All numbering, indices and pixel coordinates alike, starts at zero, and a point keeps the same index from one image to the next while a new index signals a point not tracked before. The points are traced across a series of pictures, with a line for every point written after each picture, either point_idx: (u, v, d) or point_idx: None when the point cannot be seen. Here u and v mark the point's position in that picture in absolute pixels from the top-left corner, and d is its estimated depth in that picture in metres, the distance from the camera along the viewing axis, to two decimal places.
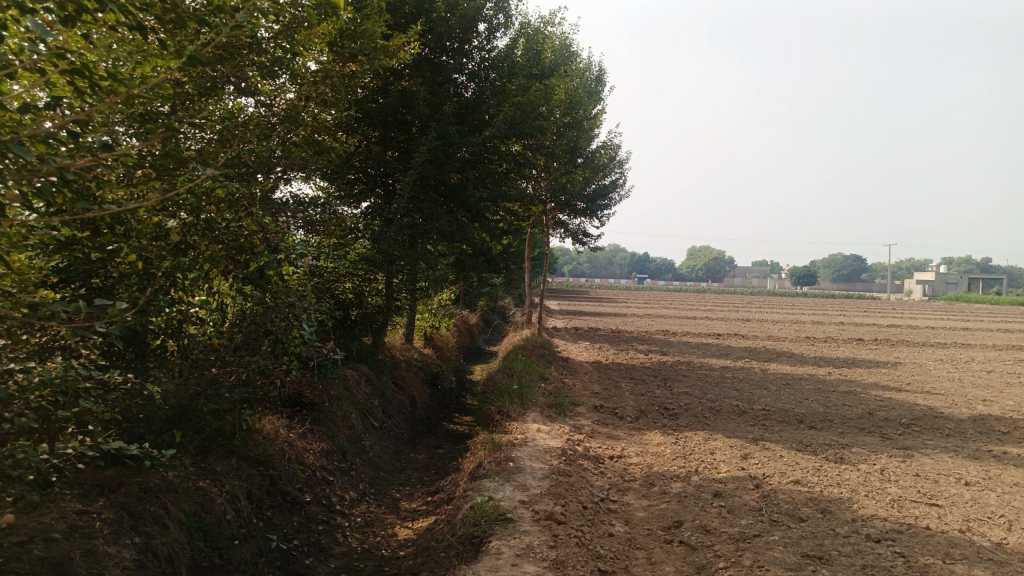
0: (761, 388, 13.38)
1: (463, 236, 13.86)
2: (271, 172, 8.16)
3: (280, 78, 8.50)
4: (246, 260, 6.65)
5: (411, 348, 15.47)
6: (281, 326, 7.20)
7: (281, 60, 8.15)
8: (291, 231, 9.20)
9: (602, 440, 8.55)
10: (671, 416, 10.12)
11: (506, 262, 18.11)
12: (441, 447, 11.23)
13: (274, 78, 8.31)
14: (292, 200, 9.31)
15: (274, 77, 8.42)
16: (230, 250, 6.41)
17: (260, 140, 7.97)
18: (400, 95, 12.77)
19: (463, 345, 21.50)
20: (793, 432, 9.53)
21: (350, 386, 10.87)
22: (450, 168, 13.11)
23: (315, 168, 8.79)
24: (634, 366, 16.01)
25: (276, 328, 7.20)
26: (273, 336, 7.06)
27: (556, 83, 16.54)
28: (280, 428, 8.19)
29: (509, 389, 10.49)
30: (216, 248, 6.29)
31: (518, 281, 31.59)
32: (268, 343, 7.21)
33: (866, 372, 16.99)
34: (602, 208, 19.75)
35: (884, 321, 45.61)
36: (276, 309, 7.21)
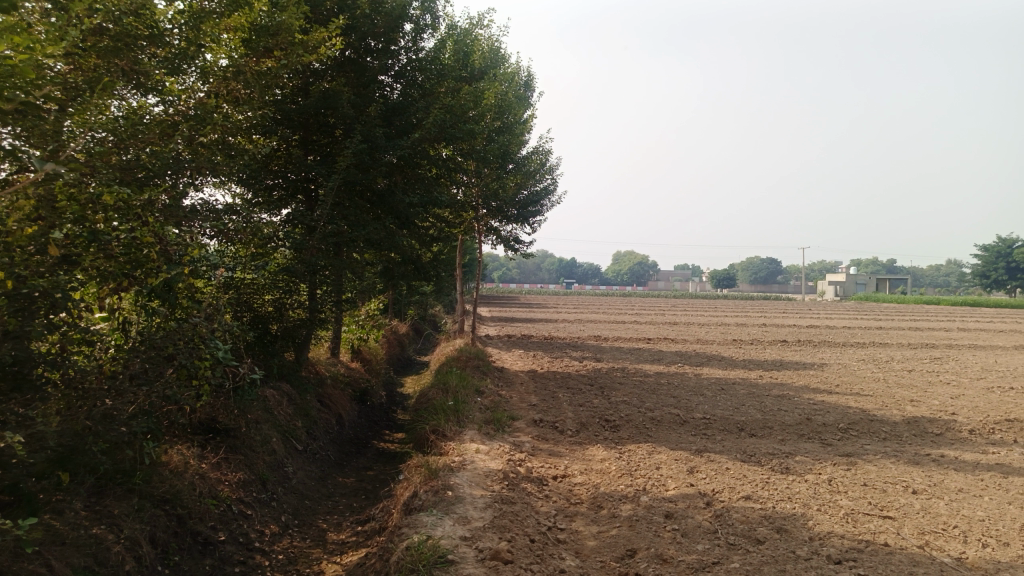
0: (698, 394, 13.23)
1: (391, 243, 13.21)
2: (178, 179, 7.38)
3: (185, 74, 7.72)
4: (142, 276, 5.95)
5: (337, 363, 14.66)
6: (185, 349, 6.50)
7: (188, 54, 7.45)
8: (202, 240, 8.46)
9: (543, 458, 8.10)
10: (612, 428, 9.76)
11: (436, 270, 17.50)
12: (370, 468, 10.55)
13: (179, 73, 7.54)
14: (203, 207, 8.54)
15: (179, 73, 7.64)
16: (122, 266, 5.85)
17: (163, 141, 7.22)
18: (322, 95, 12.00)
19: (392, 356, 20.71)
20: (736, 442, 9.31)
21: (270, 408, 10.07)
22: (377, 173, 12.45)
23: (228, 172, 8.04)
24: (570, 374, 15.66)
25: (180, 352, 6.49)
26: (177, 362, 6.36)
27: (485, 86, 16.08)
28: (190, 460, 7.39)
29: (444, 406, 9.93)
30: (103, 263, 5.70)
31: (448, 289, 30.88)
32: (172, 369, 6.51)
33: (796, 374, 17.17)
34: (533, 214, 19.38)
35: (803, 322, 47.01)
36: (180, 329, 6.55)
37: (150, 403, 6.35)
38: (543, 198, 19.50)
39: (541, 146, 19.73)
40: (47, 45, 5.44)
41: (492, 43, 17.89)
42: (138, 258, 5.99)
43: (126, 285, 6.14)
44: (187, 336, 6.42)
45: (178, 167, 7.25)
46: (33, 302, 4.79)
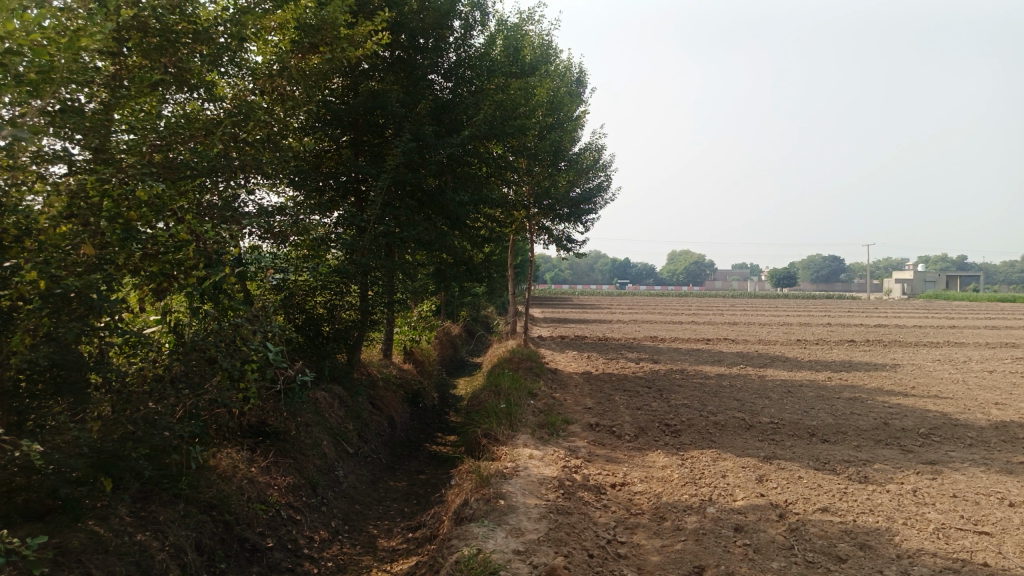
0: (762, 397, 12.58)
1: (442, 243, 12.98)
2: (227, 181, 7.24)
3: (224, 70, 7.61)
4: (182, 277, 5.78)
5: (390, 365, 14.53)
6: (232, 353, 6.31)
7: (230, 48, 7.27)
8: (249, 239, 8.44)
9: (601, 465, 7.70)
10: (673, 432, 9.29)
11: (488, 270, 17.22)
12: (423, 472, 10.31)
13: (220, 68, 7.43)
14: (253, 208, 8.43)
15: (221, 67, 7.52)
16: (167, 266, 5.63)
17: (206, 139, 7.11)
18: (372, 94, 11.87)
19: (445, 358, 20.55)
20: (806, 448, 8.72)
21: (321, 411, 9.92)
22: (427, 172, 12.24)
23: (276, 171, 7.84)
24: (626, 376, 15.16)
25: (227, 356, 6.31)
26: (221, 366, 6.14)
27: (536, 82, 15.73)
28: (239, 464, 7.25)
29: (496, 409, 9.61)
30: (145, 262, 5.50)
31: (501, 290, 30.64)
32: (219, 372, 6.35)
33: (867, 376, 16.27)
34: (587, 212, 18.89)
35: (870, 321, 45.15)
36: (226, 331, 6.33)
37: (196, 407, 6.20)
38: (596, 196, 19.04)
39: (594, 143, 19.28)
40: (84, 39, 5.30)
41: (543, 38, 17.56)
42: (184, 259, 5.74)
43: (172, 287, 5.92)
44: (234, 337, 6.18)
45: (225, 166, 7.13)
46: (67, 303, 4.60)
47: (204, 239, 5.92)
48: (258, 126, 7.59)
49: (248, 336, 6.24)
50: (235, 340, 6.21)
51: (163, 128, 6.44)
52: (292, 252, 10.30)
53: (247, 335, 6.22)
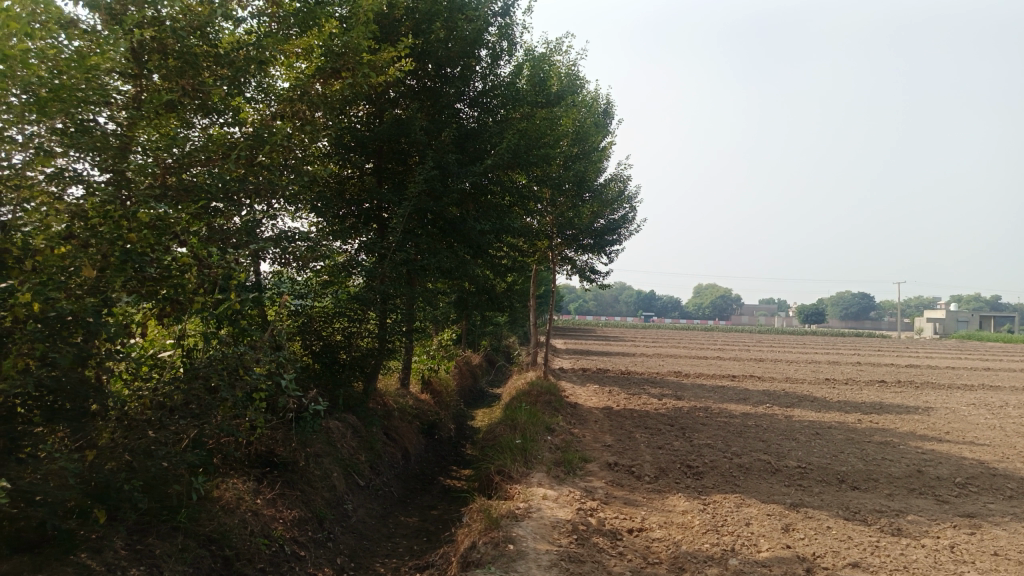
0: (789, 439, 12.13)
1: (462, 272, 12.82)
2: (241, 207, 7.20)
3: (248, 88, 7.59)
4: (188, 301, 5.67)
5: (407, 394, 14.31)
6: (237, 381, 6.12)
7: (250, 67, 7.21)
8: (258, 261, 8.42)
9: (618, 508, 7.37)
10: (694, 474, 8.92)
11: (510, 300, 17.01)
12: (435, 508, 10.02)
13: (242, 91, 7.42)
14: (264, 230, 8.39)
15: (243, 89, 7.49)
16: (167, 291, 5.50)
17: (224, 159, 7.01)
18: (395, 122, 11.87)
19: (464, 388, 20.29)
20: (835, 496, 8.31)
21: (334, 441, 9.71)
22: (449, 201, 12.14)
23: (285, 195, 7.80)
24: (648, 412, 14.77)
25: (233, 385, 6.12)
26: (222, 396, 5.95)
27: (562, 112, 15.64)
28: (244, 495, 7.05)
29: (512, 444, 9.33)
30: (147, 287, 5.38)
31: (523, 320, 30.38)
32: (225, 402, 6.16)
33: (898, 418, 15.68)
34: (610, 244, 18.66)
35: (900, 360, 44.11)
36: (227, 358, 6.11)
37: (200, 436, 6.03)
38: (621, 228, 18.83)
39: (619, 174, 19.13)
40: (94, 57, 5.28)
41: (570, 69, 17.53)
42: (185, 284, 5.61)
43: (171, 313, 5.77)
44: (237, 365, 6.02)
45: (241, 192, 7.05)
46: (64, 325, 4.49)
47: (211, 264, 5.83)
48: (275, 151, 7.54)
49: (251, 364, 6.08)
50: (239, 367, 6.06)
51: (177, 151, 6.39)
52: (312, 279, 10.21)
53: (249, 364, 6.06)
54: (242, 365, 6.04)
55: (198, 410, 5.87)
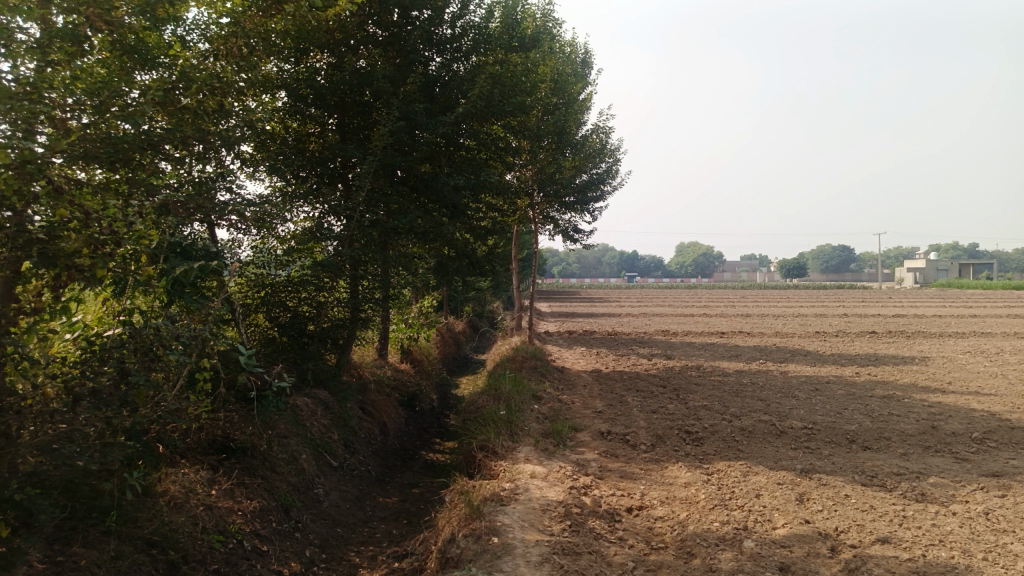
0: (790, 396, 11.50)
1: (437, 233, 11.95)
2: (155, 150, 6.58)
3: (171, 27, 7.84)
4: (86, 265, 4.89)
5: (385, 365, 13.51)
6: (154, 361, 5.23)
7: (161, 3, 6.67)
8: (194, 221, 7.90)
9: (614, 483, 6.67)
10: (694, 441, 8.23)
11: (491, 262, 16.17)
12: (416, 486, 9.31)
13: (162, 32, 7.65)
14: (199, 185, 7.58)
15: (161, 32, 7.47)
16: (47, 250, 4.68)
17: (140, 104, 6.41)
18: (355, 71, 10.99)
19: (446, 355, 19.55)
20: (847, 459, 7.67)
21: (302, 419, 8.91)
22: (418, 155, 11.21)
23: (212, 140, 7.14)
24: (639, 374, 14.08)
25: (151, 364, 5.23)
26: (132, 381, 5.03)
27: (538, 57, 14.65)
28: (195, 488, 6.24)
29: (495, 415, 8.58)
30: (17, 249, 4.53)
31: (506, 284, 29.57)
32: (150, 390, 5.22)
33: (897, 370, 15.13)
34: (594, 200, 17.81)
35: (884, 310, 44.06)
36: (137, 334, 5.23)
37: (126, 429, 5.16)
38: (604, 182, 17.96)
39: (602, 126, 18.19)
40: None
41: (547, 14, 16.48)
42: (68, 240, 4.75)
43: (62, 277, 4.95)
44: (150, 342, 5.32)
45: (147, 133, 6.36)
46: None
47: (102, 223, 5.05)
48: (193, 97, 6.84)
49: (168, 342, 5.37)
50: (160, 344, 5.27)
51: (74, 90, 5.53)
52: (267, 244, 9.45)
53: (168, 341, 5.32)
54: (159, 343, 5.33)
55: (123, 398, 5.00)
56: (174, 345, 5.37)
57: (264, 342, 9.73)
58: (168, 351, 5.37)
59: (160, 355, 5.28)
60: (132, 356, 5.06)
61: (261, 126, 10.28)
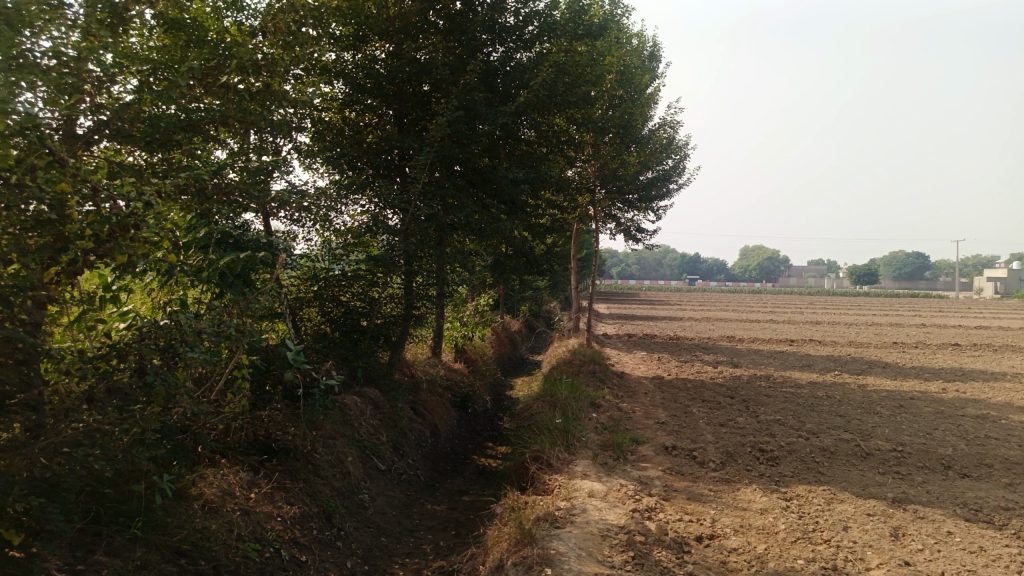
0: (871, 413, 10.59)
1: (495, 229, 11.47)
2: (203, 137, 6.27)
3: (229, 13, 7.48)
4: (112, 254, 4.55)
5: (439, 364, 13.12)
6: (168, 362, 4.93)
7: None
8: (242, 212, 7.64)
9: (681, 505, 6.05)
10: (769, 460, 7.51)
11: (549, 262, 15.63)
12: (466, 493, 8.84)
13: (218, 15, 7.40)
14: (246, 175, 7.28)
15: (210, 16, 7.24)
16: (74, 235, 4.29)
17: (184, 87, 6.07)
18: (414, 60, 10.60)
19: (502, 356, 19.09)
20: (944, 488, 6.83)
21: (350, 419, 8.55)
22: (477, 147, 10.73)
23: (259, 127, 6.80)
24: (704, 382, 13.30)
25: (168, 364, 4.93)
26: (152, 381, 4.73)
27: (605, 47, 13.99)
28: (232, 491, 5.91)
29: (551, 423, 8.05)
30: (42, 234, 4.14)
31: (565, 284, 28.93)
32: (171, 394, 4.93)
33: (989, 387, 13.91)
34: (658, 198, 17.06)
35: (965, 321, 41.54)
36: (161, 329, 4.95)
37: (153, 431, 4.81)
38: (671, 180, 17.15)
39: (669, 120, 17.39)
40: None
41: (615, 4, 15.78)
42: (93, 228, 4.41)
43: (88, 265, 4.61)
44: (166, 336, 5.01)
45: (191, 119, 6.04)
46: None
47: (114, 205, 4.64)
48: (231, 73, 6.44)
49: (184, 340, 4.98)
50: (179, 342, 4.95)
51: (118, 68, 5.23)
52: (324, 239, 9.19)
53: (189, 340, 5.03)
54: (175, 339, 4.96)
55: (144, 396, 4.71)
56: (192, 344, 4.98)
57: (316, 338, 9.44)
58: (182, 350, 4.98)
59: (178, 354, 4.89)
60: (152, 352, 4.77)
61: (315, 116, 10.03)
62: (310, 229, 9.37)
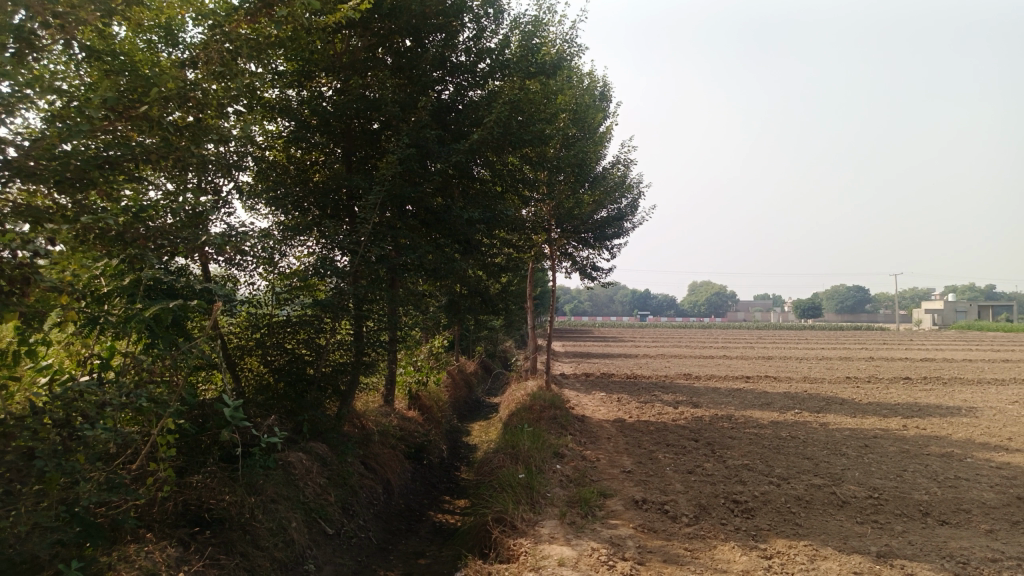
0: (838, 455, 10.34)
1: (450, 271, 11.01)
2: (129, 175, 5.75)
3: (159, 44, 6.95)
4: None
5: (392, 413, 12.47)
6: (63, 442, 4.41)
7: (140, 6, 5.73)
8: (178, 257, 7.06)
9: (657, 569, 5.60)
10: (744, 513, 7.11)
11: (505, 303, 15.20)
12: (422, 556, 8.20)
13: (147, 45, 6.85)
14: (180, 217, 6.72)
15: (136, 48, 6.74)
16: None
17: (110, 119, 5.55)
18: (362, 95, 10.20)
19: (457, 400, 18.46)
20: (926, 538, 6.53)
21: (295, 479, 7.87)
22: (430, 185, 10.32)
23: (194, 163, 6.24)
24: (667, 425, 12.93)
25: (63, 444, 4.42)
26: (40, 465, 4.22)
27: (558, 85, 13.86)
28: (158, 571, 5.21)
29: (514, 480, 7.52)
30: None
31: (520, 324, 28.48)
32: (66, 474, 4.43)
33: (947, 423, 13.89)
34: (613, 236, 16.89)
35: (910, 353, 42.48)
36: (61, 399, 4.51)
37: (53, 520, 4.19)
38: (626, 219, 17.00)
39: (622, 158, 17.32)
40: None
41: (567, 44, 15.71)
42: None
43: None
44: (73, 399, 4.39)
45: (116, 155, 5.47)
46: None
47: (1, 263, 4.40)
48: (155, 102, 5.95)
49: (91, 411, 4.56)
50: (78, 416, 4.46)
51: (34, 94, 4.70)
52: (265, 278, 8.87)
53: (90, 414, 4.53)
54: (76, 413, 4.51)
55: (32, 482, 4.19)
56: (95, 418, 4.56)
57: (258, 390, 8.78)
58: (89, 423, 4.55)
59: (79, 431, 4.46)
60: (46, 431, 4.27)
61: (257, 155, 9.54)
62: (254, 272, 8.84)
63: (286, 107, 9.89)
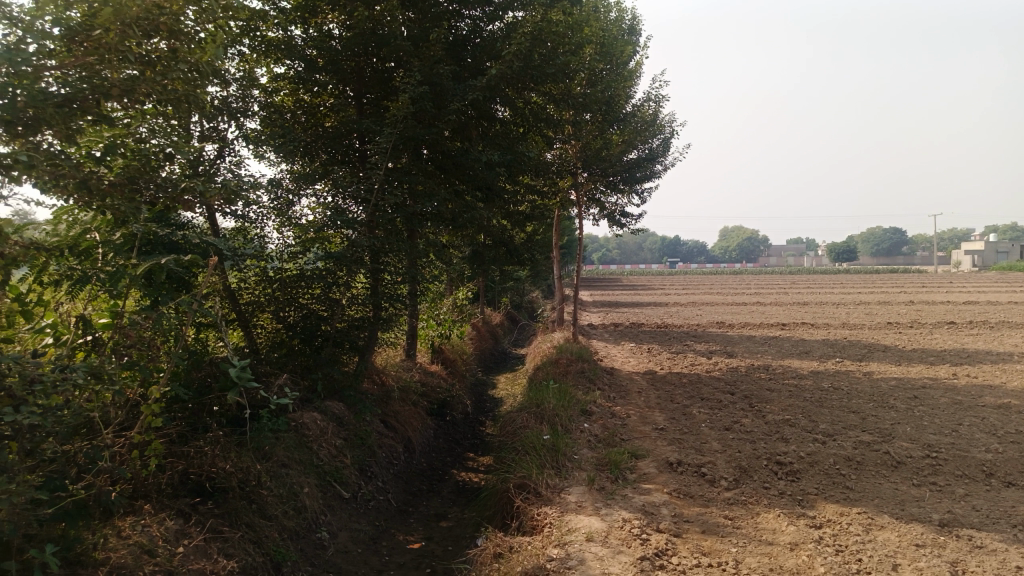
0: (886, 408, 9.69)
1: (470, 219, 10.39)
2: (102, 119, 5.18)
3: None
4: None
5: (414, 367, 12.05)
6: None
7: None
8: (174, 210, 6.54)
9: (695, 542, 5.08)
10: (788, 475, 6.55)
11: (530, 251, 14.57)
12: (443, 519, 7.81)
13: None
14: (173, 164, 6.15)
15: None
16: None
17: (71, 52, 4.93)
18: (370, 29, 9.45)
19: (483, 353, 18.03)
20: (993, 503, 5.92)
21: (308, 442, 7.47)
22: (445, 127, 9.62)
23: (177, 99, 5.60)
24: (701, 377, 12.34)
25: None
26: None
27: (583, 16, 12.90)
28: (152, 548, 4.83)
29: (538, 442, 7.03)
30: None
31: (548, 273, 27.91)
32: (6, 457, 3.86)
33: (1000, 371, 13.10)
34: (642, 179, 16.08)
35: (952, 296, 41.06)
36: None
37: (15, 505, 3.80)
38: (657, 161, 16.12)
39: (651, 96, 16.35)
40: None
41: None
42: None
43: None
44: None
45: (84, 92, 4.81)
46: None
47: None
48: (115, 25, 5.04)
49: (19, 390, 3.85)
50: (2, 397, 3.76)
51: None
52: (279, 226, 8.49)
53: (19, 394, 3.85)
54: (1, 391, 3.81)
55: None
56: (24, 399, 3.87)
57: (271, 347, 8.36)
58: (16, 403, 3.85)
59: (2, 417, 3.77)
60: None
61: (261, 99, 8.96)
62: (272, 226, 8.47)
63: (287, 47, 9.31)
